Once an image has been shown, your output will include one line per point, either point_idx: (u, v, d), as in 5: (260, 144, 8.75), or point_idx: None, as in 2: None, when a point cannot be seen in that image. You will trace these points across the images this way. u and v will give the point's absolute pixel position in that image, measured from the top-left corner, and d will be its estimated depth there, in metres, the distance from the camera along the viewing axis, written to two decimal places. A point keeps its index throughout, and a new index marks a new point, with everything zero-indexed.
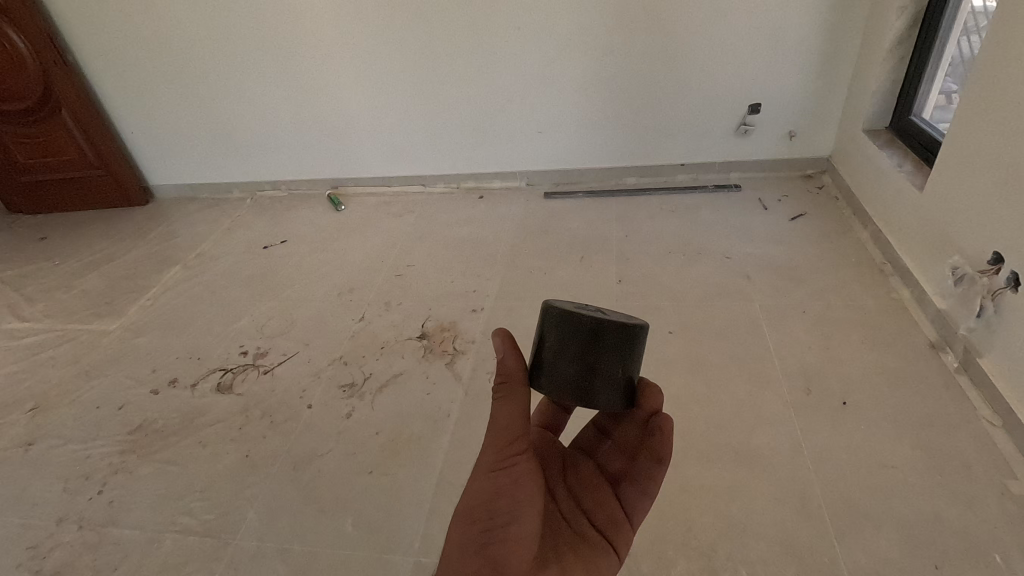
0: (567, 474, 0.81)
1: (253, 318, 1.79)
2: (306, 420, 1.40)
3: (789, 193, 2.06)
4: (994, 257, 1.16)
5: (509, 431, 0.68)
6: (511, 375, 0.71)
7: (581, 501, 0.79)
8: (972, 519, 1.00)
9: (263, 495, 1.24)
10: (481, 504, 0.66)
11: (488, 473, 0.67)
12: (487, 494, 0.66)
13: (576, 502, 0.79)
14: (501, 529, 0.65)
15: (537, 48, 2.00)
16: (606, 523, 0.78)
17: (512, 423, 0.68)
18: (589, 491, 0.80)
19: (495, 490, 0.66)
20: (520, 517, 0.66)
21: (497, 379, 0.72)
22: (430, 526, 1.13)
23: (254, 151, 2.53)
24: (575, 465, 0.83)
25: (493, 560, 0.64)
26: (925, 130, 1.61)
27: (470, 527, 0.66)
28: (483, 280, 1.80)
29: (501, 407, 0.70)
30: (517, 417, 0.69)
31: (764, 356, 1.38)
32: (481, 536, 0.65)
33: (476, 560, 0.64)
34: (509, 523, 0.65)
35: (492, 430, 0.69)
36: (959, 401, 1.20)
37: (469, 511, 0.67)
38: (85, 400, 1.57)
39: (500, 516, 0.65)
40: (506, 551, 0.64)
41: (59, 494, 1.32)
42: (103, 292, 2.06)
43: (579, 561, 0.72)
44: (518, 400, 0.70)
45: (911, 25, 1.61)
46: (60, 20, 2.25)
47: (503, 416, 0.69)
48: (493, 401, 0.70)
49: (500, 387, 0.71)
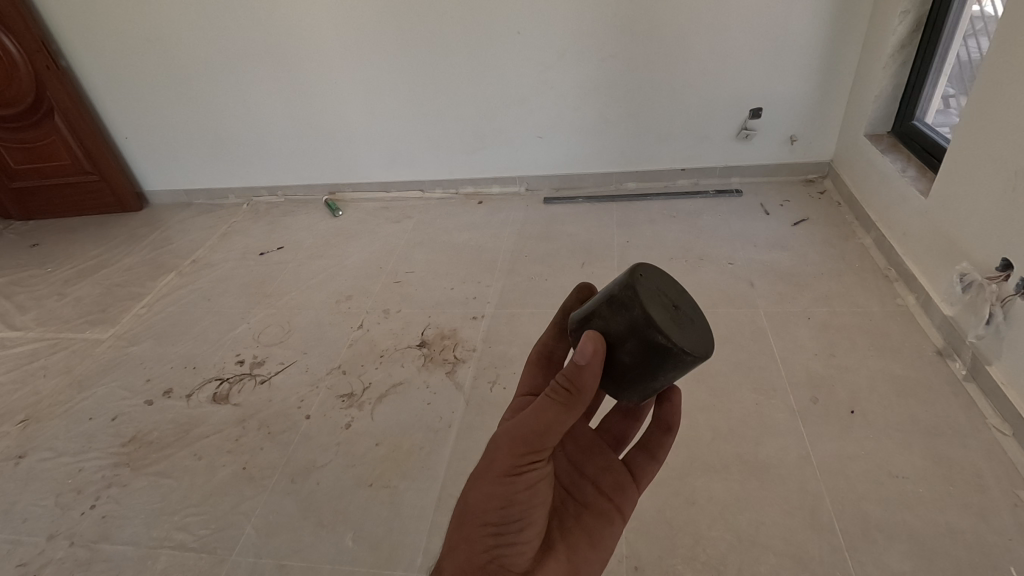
0: (566, 444, 0.78)
1: (250, 326, 1.77)
2: (304, 432, 1.37)
3: (791, 198, 2.05)
4: (1002, 263, 1.15)
5: (537, 441, 0.62)
6: (585, 391, 0.61)
7: (583, 469, 0.77)
8: (985, 531, 0.98)
9: (260, 509, 1.21)
10: (492, 508, 0.63)
11: (502, 478, 0.63)
12: (500, 501, 0.63)
13: (577, 471, 0.77)
14: (513, 533, 0.64)
15: (537, 52, 1.99)
16: (610, 490, 0.76)
17: (543, 434, 0.62)
18: (591, 459, 0.78)
19: (509, 498, 0.63)
20: (533, 521, 0.64)
21: (564, 381, 0.62)
22: (432, 541, 1.10)
23: (251, 156, 2.50)
24: (575, 432, 0.80)
25: (500, 560, 0.63)
26: (928, 134, 1.60)
27: (479, 528, 0.64)
28: (484, 287, 1.78)
29: (538, 413, 0.62)
30: (553, 430, 0.62)
31: (769, 364, 1.36)
32: (490, 538, 0.64)
33: (484, 557, 0.63)
34: (521, 528, 0.64)
35: (517, 435, 0.62)
36: (968, 409, 1.18)
37: (480, 514, 0.63)
38: (77, 411, 1.54)
39: (514, 523, 0.64)
40: (514, 551, 0.64)
41: (51, 508, 1.28)
42: (96, 300, 2.03)
43: (584, 534, 0.71)
44: (569, 418, 0.62)
45: (913, 30, 1.60)
46: (53, 24, 2.22)
47: (536, 424, 0.62)
48: (535, 404, 0.62)
49: (558, 393, 0.62)
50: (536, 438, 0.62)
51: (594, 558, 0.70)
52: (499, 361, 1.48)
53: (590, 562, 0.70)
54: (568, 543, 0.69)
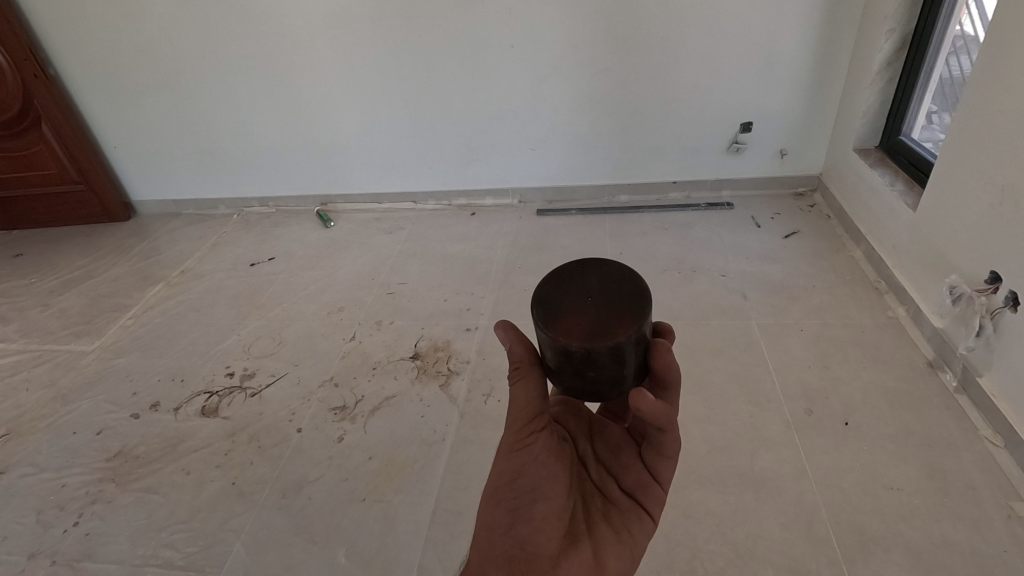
0: (595, 441, 0.78)
1: (240, 338, 1.74)
2: (296, 445, 1.35)
3: (781, 210, 2.08)
4: (991, 276, 1.17)
5: (526, 412, 0.68)
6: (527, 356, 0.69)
7: (610, 468, 0.76)
8: (981, 543, 0.99)
9: (250, 526, 1.19)
10: (505, 484, 0.67)
11: (509, 453, 0.68)
12: (509, 474, 0.67)
13: (605, 468, 0.76)
14: (527, 508, 0.66)
15: (528, 68, 2.01)
16: (633, 489, 0.74)
17: (525, 403, 0.68)
18: (618, 457, 0.76)
19: (517, 470, 0.67)
20: (546, 495, 0.66)
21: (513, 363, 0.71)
22: (427, 557, 1.09)
23: (242, 167, 2.49)
24: (603, 429, 0.79)
25: (520, 541, 0.65)
26: (915, 149, 1.63)
27: (496, 508, 0.67)
28: (477, 298, 1.78)
29: (517, 388, 0.69)
30: (531, 398, 0.68)
31: (764, 376, 1.37)
32: (507, 516, 0.66)
33: (505, 539, 0.65)
34: (534, 502, 0.65)
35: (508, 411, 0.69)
36: (960, 421, 1.19)
37: (494, 493, 0.68)
38: (61, 425, 1.50)
39: (525, 496, 0.66)
40: (532, 530, 0.65)
41: (32, 526, 1.25)
42: (82, 311, 1.99)
43: (612, 532, 0.70)
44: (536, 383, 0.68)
45: (899, 48, 1.64)
46: (41, 33, 2.20)
47: (518, 398, 0.68)
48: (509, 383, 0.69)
49: (515, 373, 0.70)
50: (522, 409, 0.68)
51: (623, 555, 0.69)
52: (493, 373, 1.47)
53: (617, 558, 0.68)
54: (594, 539, 0.68)
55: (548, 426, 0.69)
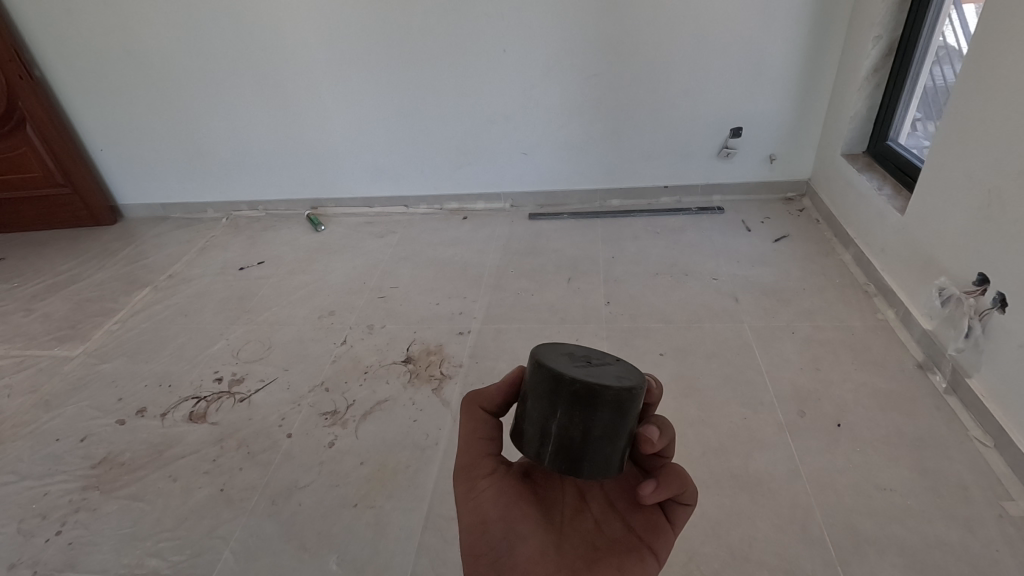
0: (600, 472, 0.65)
1: (229, 343, 1.72)
2: (286, 450, 1.33)
3: (771, 215, 2.09)
4: (978, 277, 1.18)
5: (468, 457, 0.64)
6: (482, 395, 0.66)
7: (614, 502, 0.64)
8: (973, 542, 0.99)
9: (238, 533, 1.16)
10: (475, 538, 0.60)
11: (468, 503, 0.62)
12: (478, 526, 0.60)
13: (609, 502, 0.64)
14: (507, 554, 0.59)
15: (520, 74, 2.02)
16: (642, 529, 0.62)
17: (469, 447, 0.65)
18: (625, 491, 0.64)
19: (484, 517, 0.61)
20: (522, 535, 0.59)
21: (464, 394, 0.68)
22: (419, 563, 1.07)
23: (230, 170, 2.46)
24: None
25: None
26: (903, 154, 1.65)
27: (475, 564, 0.60)
28: (469, 302, 1.77)
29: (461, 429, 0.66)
30: (473, 439, 0.65)
31: (756, 379, 1.37)
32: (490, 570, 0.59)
33: None
34: (511, 547, 0.59)
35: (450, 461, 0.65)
36: (950, 422, 1.21)
37: (471, 549, 0.61)
38: (44, 432, 1.47)
39: (500, 542, 0.59)
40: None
41: (13, 536, 1.21)
42: (66, 316, 1.95)
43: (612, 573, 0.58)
44: (474, 424, 0.66)
45: (886, 54, 1.67)
46: (26, 34, 2.17)
47: (461, 442, 0.66)
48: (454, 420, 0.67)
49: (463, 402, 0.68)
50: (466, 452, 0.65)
51: None
52: (486, 377, 1.46)
53: None
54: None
55: (496, 466, 0.64)
